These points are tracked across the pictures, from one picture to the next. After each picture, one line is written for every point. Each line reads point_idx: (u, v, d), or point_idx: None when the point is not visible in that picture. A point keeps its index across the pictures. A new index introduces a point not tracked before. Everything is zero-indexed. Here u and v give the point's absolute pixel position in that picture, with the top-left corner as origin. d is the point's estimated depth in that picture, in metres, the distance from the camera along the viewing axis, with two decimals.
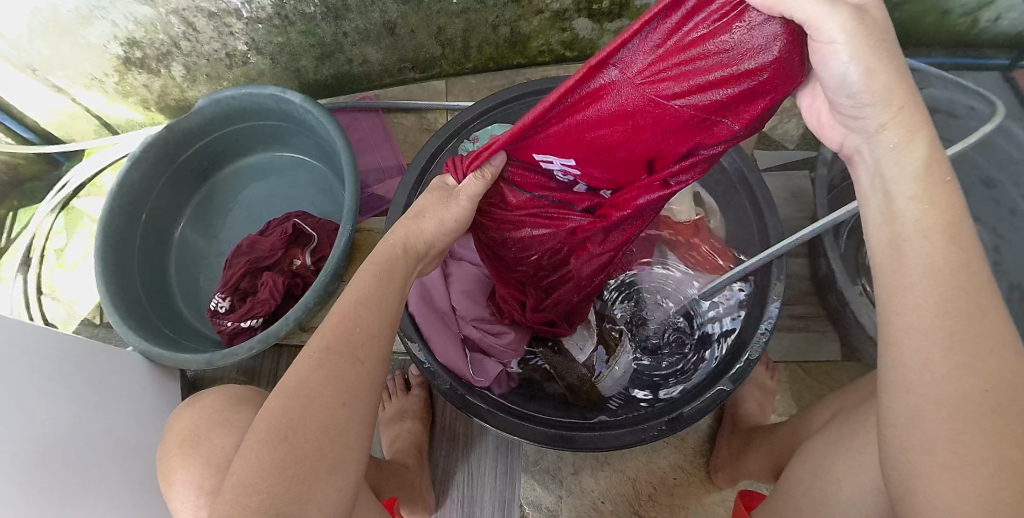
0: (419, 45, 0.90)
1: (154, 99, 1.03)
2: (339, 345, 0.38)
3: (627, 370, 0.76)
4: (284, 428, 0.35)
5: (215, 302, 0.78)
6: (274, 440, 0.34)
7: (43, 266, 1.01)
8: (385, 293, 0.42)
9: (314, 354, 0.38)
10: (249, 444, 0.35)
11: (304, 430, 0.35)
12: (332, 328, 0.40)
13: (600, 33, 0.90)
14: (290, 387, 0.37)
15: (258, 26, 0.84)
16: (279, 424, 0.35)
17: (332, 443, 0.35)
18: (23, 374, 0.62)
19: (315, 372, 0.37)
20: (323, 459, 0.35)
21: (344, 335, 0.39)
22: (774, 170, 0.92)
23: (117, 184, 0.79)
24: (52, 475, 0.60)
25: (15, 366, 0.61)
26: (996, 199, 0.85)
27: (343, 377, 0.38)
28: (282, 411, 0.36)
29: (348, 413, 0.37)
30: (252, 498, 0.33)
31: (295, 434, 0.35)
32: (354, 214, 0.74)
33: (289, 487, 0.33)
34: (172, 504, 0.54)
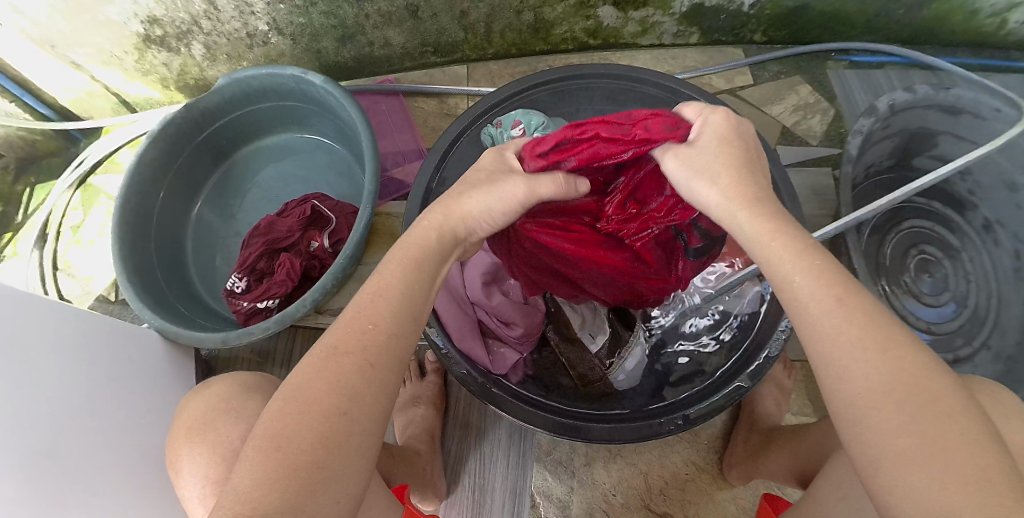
0: (441, 30, 0.89)
1: (173, 78, 1.02)
2: (349, 343, 0.38)
3: (639, 361, 0.74)
4: (298, 431, 0.34)
5: (232, 282, 0.78)
6: (282, 441, 0.34)
7: (59, 242, 1.02)
8: (404, 289, 0.42)
9: (325, 352, 0.38)
10: (252, 446, 0.35)
11: (332, 410, 0.35)
12: (346, 324, 0.40)
13: (624, 22, 0.89)
14: (296, 384, 0.37)
15: (281, 6, 0.83)
16: (294, 425, 0.35)
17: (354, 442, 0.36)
18: (41, 355, 0.62)
19: (333, 371, 0.37)
20: (322, 469, 0.34)
21: (355, 333, 0.39)
22: (796, 166, 0.91)
23: (136, 161, 0.79)
24: (67, 446, 0.60)
25: (34, 348, 0.62)
26: (1018, 203, 0.82)
27: (351, 382, 0.37)
28: (289, 409, 0.35)
29: (353, 418, 0.36)
30: (259, 498, 0.32)
31: (296, 439, 0.34)
32: (374, 198, 0.74)
33: (297, 492, 0.33)
34: (182, 493, 0.54)
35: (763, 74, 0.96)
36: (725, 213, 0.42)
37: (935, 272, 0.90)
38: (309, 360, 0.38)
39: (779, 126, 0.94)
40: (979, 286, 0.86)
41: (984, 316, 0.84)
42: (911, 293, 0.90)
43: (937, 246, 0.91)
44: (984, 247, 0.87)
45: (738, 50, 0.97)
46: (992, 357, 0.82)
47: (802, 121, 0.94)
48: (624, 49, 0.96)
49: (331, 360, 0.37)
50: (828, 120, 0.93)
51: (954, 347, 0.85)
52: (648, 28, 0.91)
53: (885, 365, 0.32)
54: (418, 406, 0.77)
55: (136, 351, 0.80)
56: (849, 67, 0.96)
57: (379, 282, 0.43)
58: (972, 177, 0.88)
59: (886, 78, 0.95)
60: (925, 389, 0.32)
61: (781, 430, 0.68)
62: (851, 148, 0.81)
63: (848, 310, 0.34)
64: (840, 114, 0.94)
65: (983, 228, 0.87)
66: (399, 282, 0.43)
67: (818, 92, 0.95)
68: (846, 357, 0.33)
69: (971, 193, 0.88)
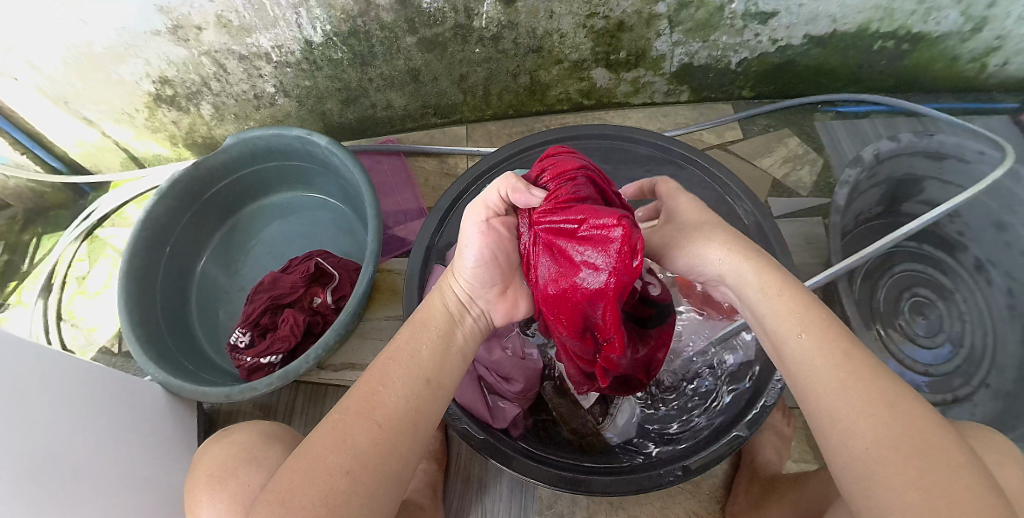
0: (441, 92, 0.93)
1: (182, 136, 1.05)
2: (361, 407, 0.40)
3: (630, 418, 0.75)
4: (302, 490, 0.35)
5: (235, 336, 0.79)
6: (286, 497, 0.35)
7: (64, 293, 1.03)
8: (408, 355, 0.44)
9: (338, 415, 0.39)
10: (262, 504, 0.36)
11: (338, 468, 0.36)
12: (357, 392, 0.41)
13: (616, 83, 0.93)
14: (308, 446, 0.38)
15: (287, 69, 0.87)
16: (294, 485, 0.36)
17: (354, 513, 0.35)
18: (43, 406, 0.63)
19: (342, 437, 0.38)
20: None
21: (367, 399, 0.40)
22: (788, 216, 0.93)
23: (146, 216, 0.82)
24: (65, 501, 0.60)
25: (38, 399, 0.62)
26: (1007, 242, 0.85)
27: (357, 443, 0.38)
28: (296, 468, 0.37)
29: (359, 477, 0.36)
30: None
31: (317, 492, 0.35)
32: (377, 255, 0.76)
33: None
34: None
35: (752, 128, 0.99)
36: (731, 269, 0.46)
37: (930, 313, 0.91)
38: (326, 423, 0.40)
39: (769, 178, 0.96)
40: (974, 324, 0.88)
41: (980, 357, 0.86)
42: (906, 336, 0.90)
43: (930, 288, 0.92)
44: (976, 286, 0.89)
45: (727, 106, 1.01)
46: (991, 395, 0.82)
47: (792, 172, 0.96)
48: (617, 107, 0.99)
49: (342, 424, 0.39)
50: (817, 171, 0.96)
51: (953, 387, 0.86)
52: (639, 88, 0.95)
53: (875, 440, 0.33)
54: (420, 461, 0.77)
55: (138, 401, 0.80)
56: (836, 118, 0.99)
57: (397, 352, 0.44)
58: (961, 219, 0.90)
59: (873, 127, 0.98)
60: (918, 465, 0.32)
61: (781, 478, 0.68)
62: (839, 199, 0.83)
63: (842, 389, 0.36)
64: (828, 164, 0.97)
65: (976, 268, 0.89)
66: (401, 346, 0.44)
67: (807, 143, 0.98)
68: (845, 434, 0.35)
69: (961, 235, 0.91)
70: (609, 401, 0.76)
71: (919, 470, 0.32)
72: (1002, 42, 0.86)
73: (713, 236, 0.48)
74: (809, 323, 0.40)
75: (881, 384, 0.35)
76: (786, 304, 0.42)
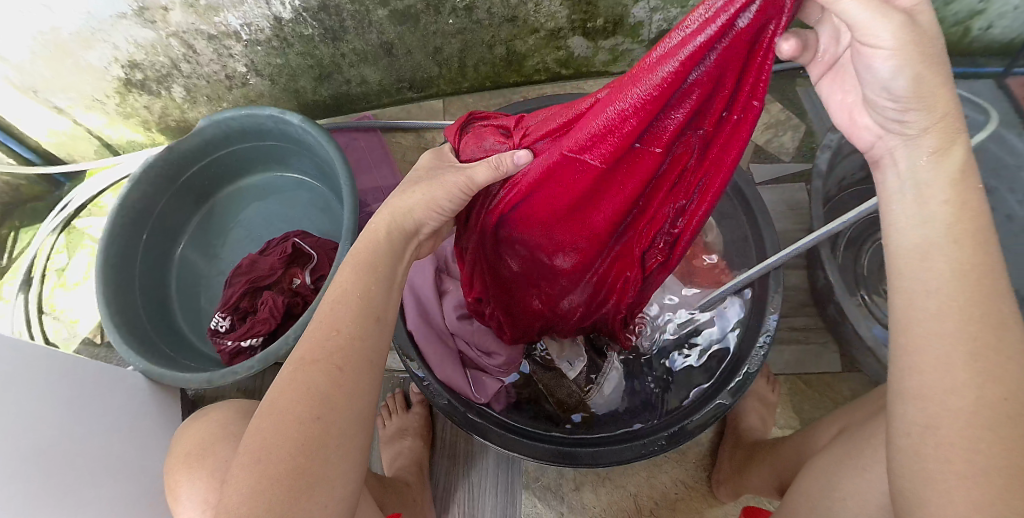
0: (416, 66, 0.91)
1: (155, 120, 1.03)
2: (314, 354, 0.38)
3: (616, 386, 0.75)
4: (275, 442, 0.35)
5: (216, 321, 0.78)
6: (262, 452, 0.35)
7: (45, 286, 1.02)
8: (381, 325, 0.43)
9: (293, 366, 0.38)
10: (238, 463, 0.36)
11: (303, 417, 0.36)
12: (309, 339, 0.40)
13: (594, 52, 0.91)
14: (272, 402, 0.37)
15: (258, 48, 0.85)
16: (267, 440, 0.35)
17: (331, 456, 0.36)
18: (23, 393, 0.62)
19: (301, 385, 0.37)
20: (317, 467, 0.35)
21: (319, 342, 0.39)
22: (770, 183, 0.93)
23: (120, 204, 0.80)
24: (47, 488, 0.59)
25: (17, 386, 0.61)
26: (992, 206, 0.84)
27: (319, 389, 0.37)
28: (266, 423, 0.36)
29: (331, 421, 0.36)
30: (249, 509, 0.33)
31: (282, 449, 0.35)
32: (353, 233, 0.75)
33: (282, 498, 0.33)
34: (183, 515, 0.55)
35: None
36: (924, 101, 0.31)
37: None
38: (282, 375, 0.38)
39: (751, 144, 0.95)
40: None
41: None
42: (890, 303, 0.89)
43: None
44: None
45: None
46: None
47: (774, 138, 0.95)
48: (595, 77, 0.98)
49: (299, 373, 0.38)
50: (799, 137, 0.95)
51: None
52: (618, 56, 0.93)
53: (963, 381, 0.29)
54: (405, 438, 0.77)
55: (123, 390, 0.79)
56: None
57: (342, 295, 0.42)
58: None
59: None
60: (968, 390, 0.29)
61: (762, 443, 0.69)
62: (822, 164, 0.80)
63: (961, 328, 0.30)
64: (811, 129, 0.95)
65: None
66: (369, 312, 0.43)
67: (789, 109, 0.96)
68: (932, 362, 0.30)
69: None
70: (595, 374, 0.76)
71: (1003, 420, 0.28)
72: (987, 5, 0.84)
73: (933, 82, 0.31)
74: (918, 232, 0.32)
75: (945, 310, 0.30)
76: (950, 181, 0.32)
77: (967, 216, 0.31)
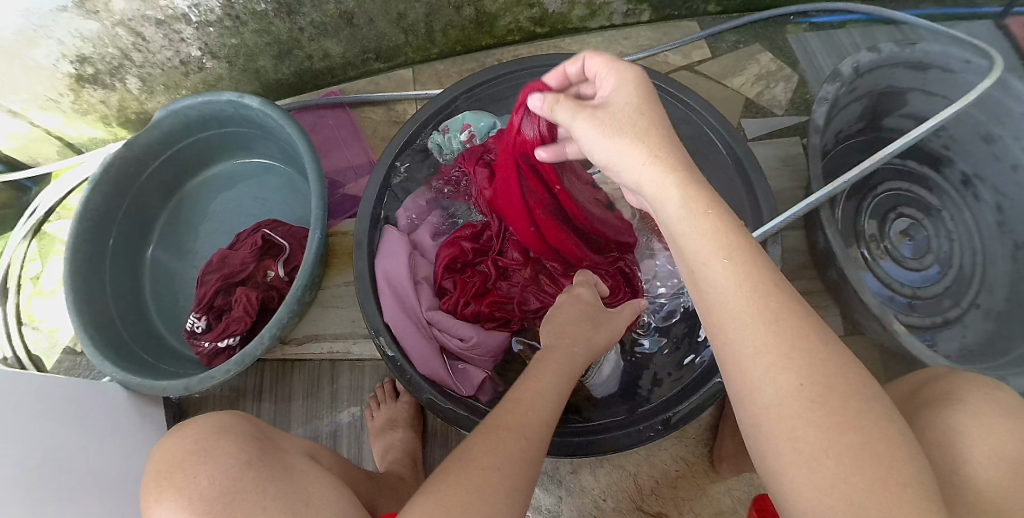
0: (380, 35, 0.86)
1: (114, 115, 0.98)
2: (508, 421, 0.42)
3: (613, 368, 0.70)
4: (490, 477, 0.37)
5: (190, 322, 0.74)
6: (442, 492, 0.36)
7: (19, 296, 0.98)
8: None
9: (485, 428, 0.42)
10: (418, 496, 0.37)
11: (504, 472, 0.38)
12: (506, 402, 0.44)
13: (569, 7, 0.86)
14: (485, 440, 0.40)
15: (210, 29, 0.80)
16: (444, 483, 0.37)
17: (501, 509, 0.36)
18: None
19: (494, 442, 0.40)
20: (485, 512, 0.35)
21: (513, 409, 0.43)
22: (764, 137, 0.87)
23: (81, 208, 0.76)
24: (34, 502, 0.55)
25: None
26: (998, 155, 0.77)
27: (510, 451, 0.40)
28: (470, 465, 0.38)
29: (509, 478, 0.38)
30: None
31: (466, 488, 0.36)
32: (323, 220, 0.71)
33: None
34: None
35: (721, 46, 0.92)
36: (652, 180, 0.38)
37: (917, 235, 0.84)
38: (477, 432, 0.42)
39: (742, 98, 0.90)
40: (962, 244, 0.82)
41: (971, 275, 0.80)
42: (892, 259, 0.83)
43: (917, 207, 0.85)
44: (963, 203, 0.83)
45: (692, 24, 0.93)
46: (983, 315, 0.78)
47: (765, 91, 0.90)
48: (572, 35, 0.93)
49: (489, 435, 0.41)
50: (792, 88, 0.89)
51: (942, 309, 0.80)
52: (596, 10, 0.87)
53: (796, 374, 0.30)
54: (395, 429, 0.73)
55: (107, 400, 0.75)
56: (810, 29, 0.92)
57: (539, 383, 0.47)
58: (948, 133, 0.82)
59: (848, 37, 0.91)
60: (804, 384, 0.29)
61: None
62: (817, 118, 0.73)
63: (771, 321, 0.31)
64: (804, 80, 0.90)
65: (962, 184, 0.83)
66: None
67: (780, 59, 0.91)
68: (765, 365, 0.30)
69: (946, 148, 0.84)
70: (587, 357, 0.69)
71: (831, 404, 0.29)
72: None
73: (644, 138, 0.39)
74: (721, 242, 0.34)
75: (752, 307, 0.32)
76: (708, 238, 0.34)
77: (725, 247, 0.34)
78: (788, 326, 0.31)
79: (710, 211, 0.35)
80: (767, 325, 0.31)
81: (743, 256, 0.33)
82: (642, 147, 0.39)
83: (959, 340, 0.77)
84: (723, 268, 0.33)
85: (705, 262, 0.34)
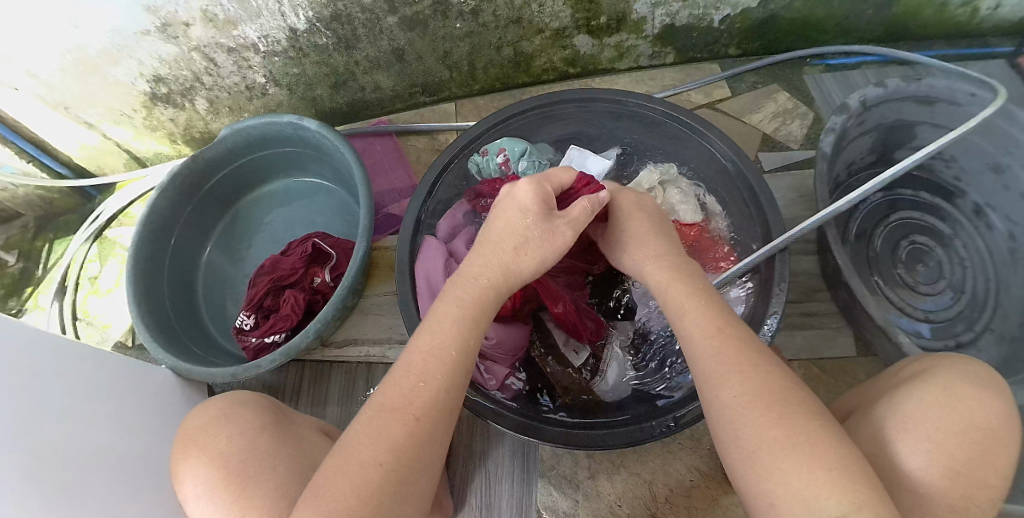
0: (427, 71, 0.95)
1: (180, 132, 1.07)
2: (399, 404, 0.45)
3: (619, 373, 0.75)
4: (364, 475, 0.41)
5: (241, 319, 0.80)
6: (349, 480, 0.41)
7: (78, 293, 1.07)
8: None
9: (377, 408, 0.45)
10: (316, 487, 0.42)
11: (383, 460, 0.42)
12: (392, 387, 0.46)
13: (600, 49, 0.94)
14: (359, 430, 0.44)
15: (276, 58, 0.89)
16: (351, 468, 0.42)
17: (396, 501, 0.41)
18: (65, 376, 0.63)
19: (388, 426, 0.44)
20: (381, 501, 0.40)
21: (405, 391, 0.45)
22: (781, 169, 0.93)
23: (149, 211, 0.84)
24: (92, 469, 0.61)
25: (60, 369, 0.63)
26: (1006, 185, 0.82)
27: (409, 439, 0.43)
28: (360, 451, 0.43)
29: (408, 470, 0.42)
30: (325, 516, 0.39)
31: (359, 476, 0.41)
32: (368, 230, 0.78)
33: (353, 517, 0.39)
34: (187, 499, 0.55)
35: (740, 86, 0.99)
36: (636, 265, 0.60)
37: (930, 261, 0.88)
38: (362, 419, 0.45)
39: (759, 134, 0.96)
40: (975, 270, 0.85)
41: (984, 301, 0.83)
42: (906, 285, 0.87)
43: (929, 235, 0.89)
44: (976, 232, 0.87)
45: (713, 65, 1.01)
46: (996, 339, 0.80)
47: (781, 127, 0.96)
48: (603, 74, 1.01)
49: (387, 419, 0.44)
50: (807, 124, 0.96)
51: (955, 333, 0.83)
52: (624, 52, 0.96)
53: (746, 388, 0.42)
54: None
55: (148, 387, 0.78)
56: (826, 70, 0.99)
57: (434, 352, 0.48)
58: (957, 164, 0.87)
59: (863, 76, 0.98)
60: (750, 397, 0.41)
61: None
62: (826, 146, 0.79)
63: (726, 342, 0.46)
64: (819, 116, 0.96)
65: (975, 214, 0.87)
66: None
67: (797, 98, 0.98)
68: (731, 382, 0.43)
69: (958, 181, 0.89)
70: (597, 360, 0.77)
71: (777, 410, 0.40)
72: None
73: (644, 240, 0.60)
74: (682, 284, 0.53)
75: (717, 344, 0.46)
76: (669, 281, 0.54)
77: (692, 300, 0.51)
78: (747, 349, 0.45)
79: (673, 272, 0.54)
80: (724, 352, 0.45)
81: (696, 298, 0.50)
82: (645, 254, 0.58)
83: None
84: (694, 308, 0.50)
85: (680, 303, 0.51)
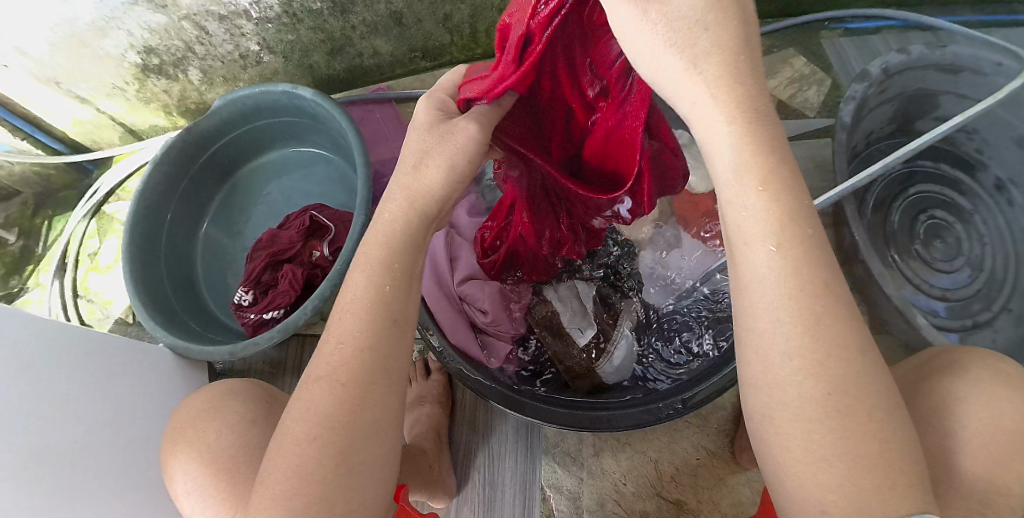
0: (427, 34, 0.91)
1: (175, 104, 1.04)
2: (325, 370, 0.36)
3: (626, 354, 0.72)
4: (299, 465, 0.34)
5: (239, 295, 0.79)
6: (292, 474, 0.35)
7: (78, 270, 1.05)
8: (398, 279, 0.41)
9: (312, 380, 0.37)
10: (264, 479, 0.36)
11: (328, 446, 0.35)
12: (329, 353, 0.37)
13: None
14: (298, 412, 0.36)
15: (269, 25, 0.86)
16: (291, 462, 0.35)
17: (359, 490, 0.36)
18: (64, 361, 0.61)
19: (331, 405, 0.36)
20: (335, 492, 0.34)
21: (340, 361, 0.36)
22: (797, 138, 0.88)
23: (143, 186, 0.82)
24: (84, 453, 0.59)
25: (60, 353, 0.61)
26: None
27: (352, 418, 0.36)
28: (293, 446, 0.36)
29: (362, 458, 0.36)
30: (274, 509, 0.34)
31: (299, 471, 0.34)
32: (369, 205, 0.75)
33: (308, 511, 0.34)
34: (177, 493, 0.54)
35: None
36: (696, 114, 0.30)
37: (947, 237, 0.83)
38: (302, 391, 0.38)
39: (774, 100, 0.92)
40: (995, 248, 0.79)
41: (1002, 280, 0.78)
42: (922, 261, 0.84)
43: (947, 210, 0.84)
44: (998, 208, 0.80)
45: None
46: (1014, 320, 0.75)
47: (798, 93, 0.92)
48: None
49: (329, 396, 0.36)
50: (825, 91, 0.91)
51: (972, 313, 0.79)
52: None
53: (818, 383, 0.29)
54: (423, 405, 0.77)
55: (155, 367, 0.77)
56: (844, 35, 0.93)
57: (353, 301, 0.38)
58: (979, 135, 0.81)
59: (884, 42, 0.92)
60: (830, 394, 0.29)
61: None
62: (844, 116, 0.73)
63: (806, 319, 0.29)
64: (837, 83, 0.92)
65: (996, 189, 0.80)
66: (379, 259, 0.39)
67: (814, 63, 0.93)
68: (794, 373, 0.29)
69: (980, 154, 0.82)
70: (603, 338, 0.73)
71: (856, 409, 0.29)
72: None
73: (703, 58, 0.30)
74: (772, 207, 0.29)
75: (793, 312, 0.29)
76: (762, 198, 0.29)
77: (797, 262, 0.29)
78: (839, 321, 0.29)
79: (768, 184, 0.29)
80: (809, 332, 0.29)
81: (789, 247, 0.29)
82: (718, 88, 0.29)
83: (989, 344, 0.76)
84: (782, 263, 0.29)
85: (746, 241, 0.30)
